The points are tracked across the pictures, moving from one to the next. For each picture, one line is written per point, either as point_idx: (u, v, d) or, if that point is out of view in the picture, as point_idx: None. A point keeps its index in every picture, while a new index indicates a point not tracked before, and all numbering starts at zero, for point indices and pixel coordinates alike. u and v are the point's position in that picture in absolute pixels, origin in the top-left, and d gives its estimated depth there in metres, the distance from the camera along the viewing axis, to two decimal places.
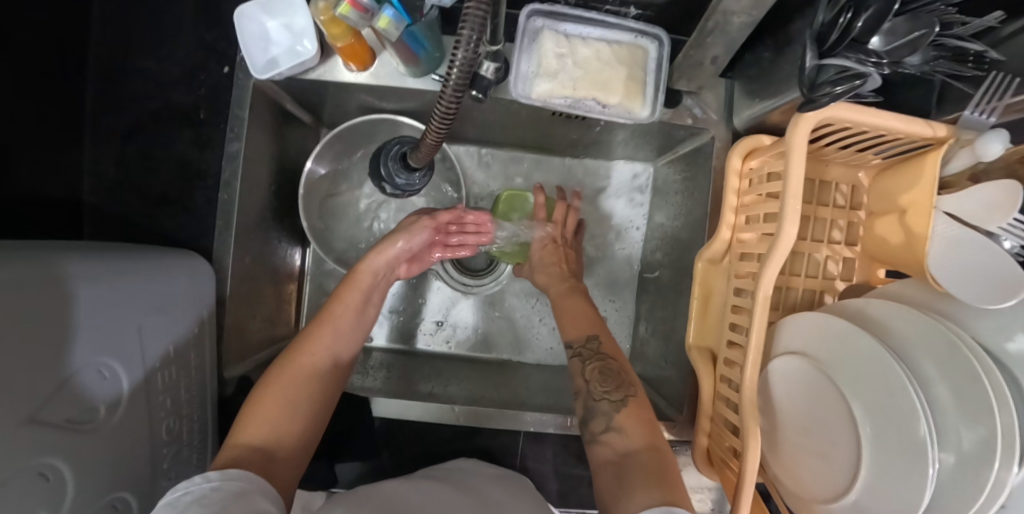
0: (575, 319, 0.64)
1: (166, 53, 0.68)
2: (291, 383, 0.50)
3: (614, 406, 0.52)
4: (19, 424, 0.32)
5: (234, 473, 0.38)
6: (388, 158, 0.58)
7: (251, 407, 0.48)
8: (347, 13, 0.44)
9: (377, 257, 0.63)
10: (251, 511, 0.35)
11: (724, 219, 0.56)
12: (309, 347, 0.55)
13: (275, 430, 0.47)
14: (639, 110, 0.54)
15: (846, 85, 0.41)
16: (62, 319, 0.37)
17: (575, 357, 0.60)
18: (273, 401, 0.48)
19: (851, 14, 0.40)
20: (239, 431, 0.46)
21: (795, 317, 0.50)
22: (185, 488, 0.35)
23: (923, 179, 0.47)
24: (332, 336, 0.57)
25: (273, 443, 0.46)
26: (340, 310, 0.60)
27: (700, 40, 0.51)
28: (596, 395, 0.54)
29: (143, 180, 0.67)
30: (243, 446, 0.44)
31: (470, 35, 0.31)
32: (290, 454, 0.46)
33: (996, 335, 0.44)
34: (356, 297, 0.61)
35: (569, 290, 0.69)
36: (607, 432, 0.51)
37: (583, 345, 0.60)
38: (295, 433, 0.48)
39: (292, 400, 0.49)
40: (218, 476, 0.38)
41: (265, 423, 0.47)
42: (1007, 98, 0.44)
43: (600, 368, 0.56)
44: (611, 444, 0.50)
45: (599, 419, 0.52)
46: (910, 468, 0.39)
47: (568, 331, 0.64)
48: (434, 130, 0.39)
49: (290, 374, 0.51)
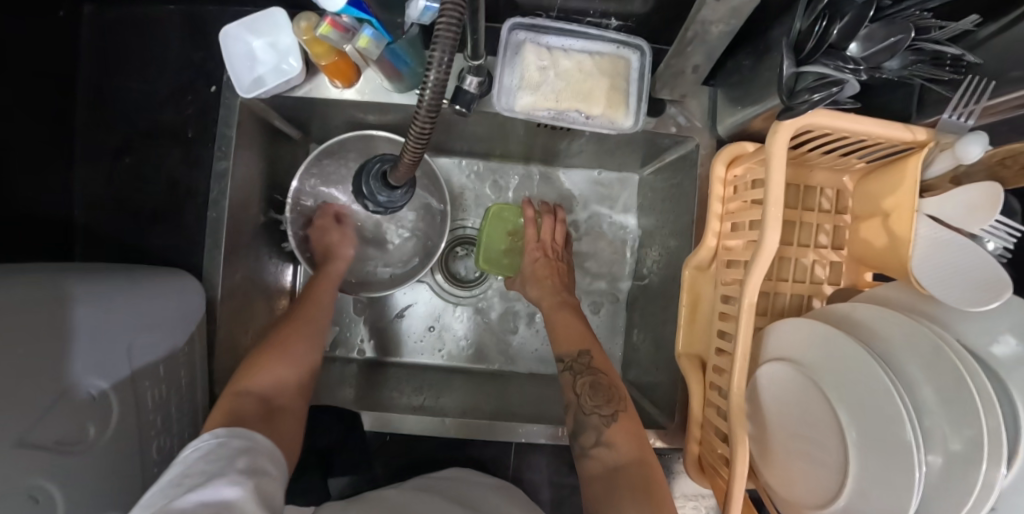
0: (569, 332, 0.65)
1: (154, 73, 0.68)
2: (281, 348, 0.56)
3: (603, 421, 0.53)
4: (8, 447, 0.33)
5: (241, 431, 0.41)
6: (369, 176, 0.55)
7: (248, 365, 0.53)
8: (327, 33, 0.46)
9: (337, 260, 0.71)
10: (255, 470, 0.38)
11: (710, 226, 0.56)
12: (295, 322, 0.60)
13: (271, 385, 0.52)
14: (622, 120, 0.55)
15: (824, 93, 0.41)
16: (50, 342, 0.37)
17: (566, 371, 0.60)
18: (267, 362, 0.54)
19: (826, 22, 0.41)
20: (238, 384, 0.50)
21: (784, 322, 0.51)
22: (196, 445, 0.38)
23: (904, 184, 0.48)
24: (315, 312, 0.63)
25: (269, 394, 0.50)
26: (320, 294, 0.66)
27: (680, 50, 0.52)
28: (586, 409, 0.55)
29: (133, 199, 0.68)
30: (240, 394, 0.49)
31: (441, 56, 0.31)
32: (288, 402, 0.51)
33: (980, 337, 0.45)
34: (333, 280, 0.68)
35: (560, 303, 0.69)
36: (597, 446, 0.52)
37: (574, 359, 0.60)
38: (291, 387, 0.53)
39: (286, 356, 0.55)
40: (226, 432, 0.41)
41: (262, 377, 0.52)
42: (984, 101, 0.44)
43: (592, 383, 0.57)
44: (602, 458, 0.50)
45: (589, 433, 0.53)
46: (896, 472, 0.39)
47: (561, 345, 0.64)
48: (410, 151, 0.39)
49: (280, 339, 0.57)
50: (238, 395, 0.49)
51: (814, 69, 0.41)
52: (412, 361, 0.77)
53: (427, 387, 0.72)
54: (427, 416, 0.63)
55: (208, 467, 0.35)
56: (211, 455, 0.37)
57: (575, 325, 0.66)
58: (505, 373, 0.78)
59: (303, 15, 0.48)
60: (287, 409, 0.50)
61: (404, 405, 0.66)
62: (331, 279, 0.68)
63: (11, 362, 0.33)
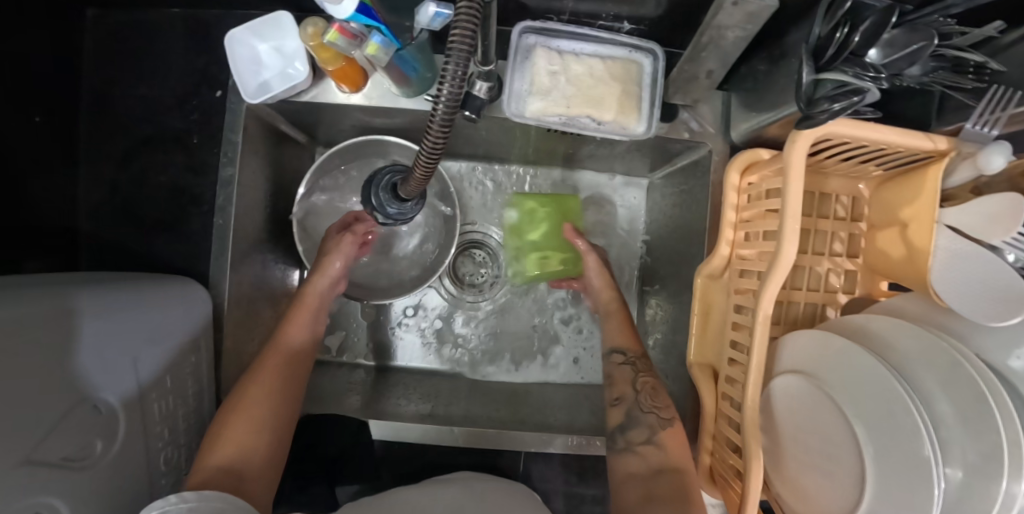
0: (622, 329, 0.66)
1: (156, 78, 0.67)
2: (255, 400, 0.52)
3: (660, 423, 0.54)
4: (15, 467, 0.32)
5: (209, 494, 0.37)
6: (378, 188, 0.55)
7: (217, 430, 0.50)
8: (335, 40, 0.45)
9: (320, 279, 0.65)
10: None
11: (723, 234, 0.55)
12: (267, 366, 0.56)
13: (244, 449, 0.49)
14: (634, 126, 0.53)
15: (844, 102, 0.40)
16: (54, 359, 0.37)
17: (626, 365, 0.61)
18: (238, 423, 0.50)
19: (848, 29, 0.39)
20: (207, 455, 0.47)
21: (796, 334, 0.50)
22: (161, 508, 0.34)
23: (922, 195, 0.47)
24: (298, 330, 0.61)
25: (241, 461, 0.48)
26: (293, 329, 0.61)
27: (694, 56, 0.51)
28: (644, 407, 0.56)
29: (138, 207, 0.68)
30: (210, 471, 0.46)
31: (455, 70, 0.31)
32: (258, 471, 0.48)
33: (997, 352, 0.44)
34: (305, 318, 0.63)
35: (613, 308, 0.69)
36: (646, 444, 0.53)
37: (637, 356, 0.62)
38: (260, 450, 0.50)
39: (258, 418, 0.51)
40: (193, 497, 0.36)
41: (233, 443, 0.49)
42: (1011, 109, 0.42)
43: (652, 384, 0.58)
44: (647, 457, 0.52)
45: (640, 430, 0.54)
46: (915, 491, 0.38)
47: (616, 340, 0.65)
48: (421, 166, 0.39)
49: (247, 396, 0.52)
50: (208, 472, 0.45)
51: (832, 76, 0.40)
52: (409, 366, 0.77)
53: (437, 396, 0.71)
54: (435, 425, 0.63)
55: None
56: None
57: (624, 326, 0.67)
58: (494, 379, 0.77)
59: (310, 21, 0.47)
60: (258, 478, 0.48)
61: (412, 412, 0.67)
62: (308, 308, 0.63)
63: (13, 381, 0.33)
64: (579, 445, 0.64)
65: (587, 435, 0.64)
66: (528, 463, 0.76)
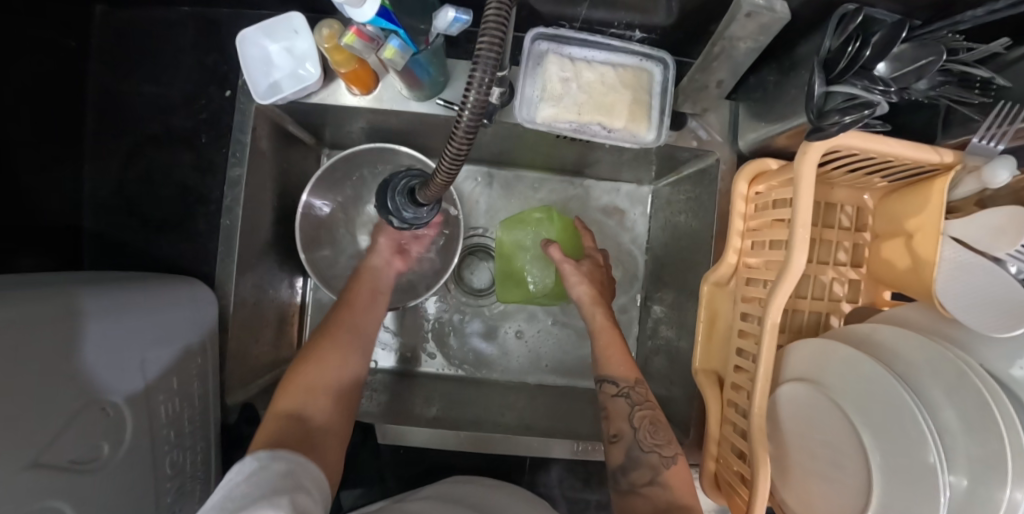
0: (616, 354, 0.61)
1: (166, 78, 0.67)
2: (323, 356, 0.55)
3: (663, 461, 0.52)
4: (21, 470, 0.32)
5: (285, 453, 0.40)
6: (394, 192, 0.53)
7: (286, 384, 0.52)
8: (352, 42, 0.44)
9: (376, 256, 0.69)
10: (294, 487, 0.36)
11: (731, 243, 0.56)
12: (333, 328, 0.59)
13: (311, 399, 0.50)
14: (645, 134, 0.54)
15: (855, 114, 0.40)
16: (60, 360, 0.36)
17: (620, 397, 0.57)
18: (304, 380, 0.52)
19: (859, 44, 0.40)
20: (276, 403, 0.49)
21: (801, 343, 0.51)
22: (239, 463, 0.37)
23: (927, 207, 0.47)
24: (351, 318, 0.61)
25: (310, 413, 0.49)
26: (352, 301, 0.63)
27: (705, 65, 0.51)
28: (644, 445, 0.53)
29: (145, 206, 0.67)
30: (280, 416, 0.47)
31: (482, 77, 0.31)
32: (328, 419, 0.49)
33: (1000, 361, 0.44)
34: (368, 287, 0.66)
35: (601, 323, 0.65)
36: (650, 485, 0.51)
37: (631, 386, 0.57)
38: (328, 403, 0.51)
39: (324, 374, 0.53)
40: (269, 456, 0.39)
41: (299, 394, 0.50)
42: (1017, 124, 0.42)
43: (651, 418, 0.55)
44: (653, 498, 0.50)
45: (643, 470, 0.52)
46: (923, 503, 0.39)
47: (608, 368, 0.60)
48: (443, 172, 0.38)
49: (313, 352, 0.55)
50: (281, 419, 0.47)
51: (842, 90, 0.40)
52: (416, 371, 0.77)
53: (442, 400, 0.71)
54: (439, 428, 0.64)
55: (248, 486, 0.34)
56: (254, 475, 0.35)
57: (623, 350, 0.62)
58: (493, 381, 0.77)
59: (326, 23, 0.47)
60: (327, 427, 0.48)
61: (416, 416, 0.66)
62: (366, 282, 0.67)
63: (21, 381, 0.32)
64: (590, 452, 0.64)
65: (593, 441, 0.65)
66: (534, 469, 0.76)
